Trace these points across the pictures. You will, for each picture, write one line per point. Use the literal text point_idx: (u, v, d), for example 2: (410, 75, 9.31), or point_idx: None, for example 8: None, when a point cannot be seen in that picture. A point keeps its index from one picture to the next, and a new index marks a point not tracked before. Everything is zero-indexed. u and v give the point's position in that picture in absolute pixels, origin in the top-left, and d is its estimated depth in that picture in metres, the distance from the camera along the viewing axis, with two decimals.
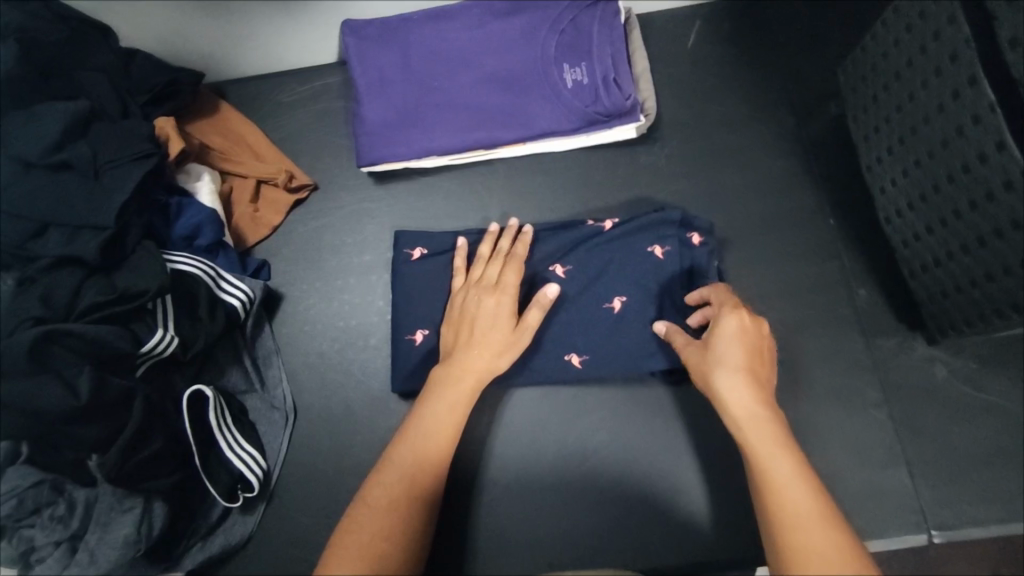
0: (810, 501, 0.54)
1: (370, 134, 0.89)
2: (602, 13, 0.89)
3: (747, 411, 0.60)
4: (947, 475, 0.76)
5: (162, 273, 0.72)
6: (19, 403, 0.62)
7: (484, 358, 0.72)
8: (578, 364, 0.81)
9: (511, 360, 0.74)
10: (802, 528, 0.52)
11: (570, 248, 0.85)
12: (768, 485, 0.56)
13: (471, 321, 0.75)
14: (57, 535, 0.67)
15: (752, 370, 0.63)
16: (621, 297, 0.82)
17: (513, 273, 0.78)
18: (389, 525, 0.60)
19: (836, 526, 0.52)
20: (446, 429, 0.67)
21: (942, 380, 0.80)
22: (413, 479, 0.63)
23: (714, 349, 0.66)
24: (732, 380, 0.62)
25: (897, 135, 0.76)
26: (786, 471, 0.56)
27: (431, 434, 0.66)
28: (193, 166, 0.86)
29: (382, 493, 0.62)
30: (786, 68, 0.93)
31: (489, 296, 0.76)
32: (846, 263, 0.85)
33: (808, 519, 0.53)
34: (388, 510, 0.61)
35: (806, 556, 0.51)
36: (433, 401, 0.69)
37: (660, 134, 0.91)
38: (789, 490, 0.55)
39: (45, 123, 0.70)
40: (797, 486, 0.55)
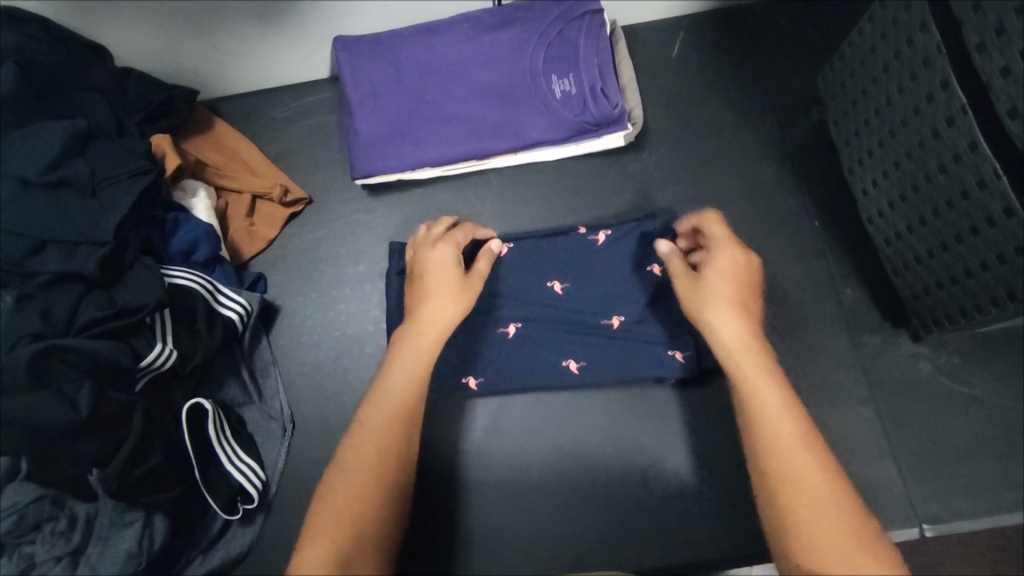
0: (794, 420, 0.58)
1: (364, 147, 0.91)
2: (588, 25, 0.91)
3: (735, 341, 0.64)
4: (934, 469, 0.78)
5: (160, 288, 0.73)
6: (20, 419, 0.63)
7: (444, 316, 0.71)
8: (575, 369, 0.83)
9: (467, 305, 0.74)
10: (787, 449, 0.56)
11: (565, 256, 0.87)
12: (752, 407, 0.59)
13: (425, 288, 0.74)
14: (58, 550, 0.69)
15: (741, 302, 0.66)
16: (619, 315, 0.84)
17: (459, 233, 0.82)
18: (360, 489, 0.60)
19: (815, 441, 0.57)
20: (410, 389, 0.66)
21: (926, 375, 0.81)
22: (386, 439, 0.63)
23: (708, 282, 0.68)
24: (727, 314, 0.65)
25: (876, 138, 0.78)
26: (774, 400, 0.59)
27: (395, 394, 0.66)
28: (189, 182, 0.88)
29: (356, 457, 0.62)
30: (769, 74, 0.95)
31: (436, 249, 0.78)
32: (831, 263, 0.87)
33: (789, 443, 0.56)
34: (360, 477, 0.60)
35: (789, 472, 0.55)
36: (394, 365, 0.68)
37: (648, 142, 0.93)
38: (779, 416, 0.58)
39: (42, 141, 0.71)
40: (781, 410, 0.59)
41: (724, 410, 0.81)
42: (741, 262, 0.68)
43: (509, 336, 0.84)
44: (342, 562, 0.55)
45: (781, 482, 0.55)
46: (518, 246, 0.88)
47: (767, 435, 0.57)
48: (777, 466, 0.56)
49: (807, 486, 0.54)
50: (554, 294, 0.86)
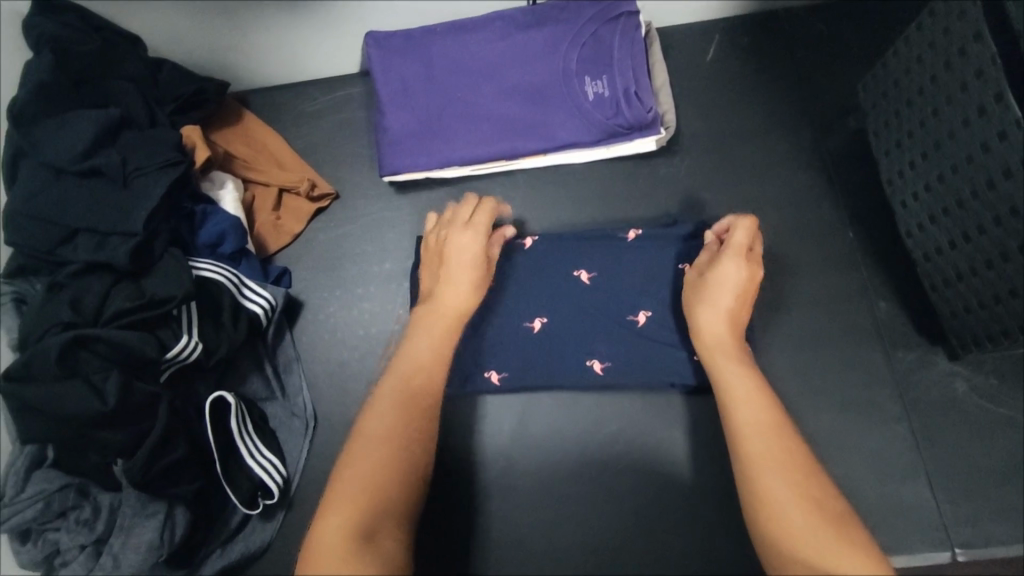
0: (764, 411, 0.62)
1: (393, 144, 0.90)
2: (623, 26, 0.89)
3: (717, 339, 0.70)
4: (970, 491, 0.76)
5: (188, 281, 0.72)
6: (48, 408, 0.64)
7: (461, 296, 0.75)
8: (599, 370, 0.82)
9: (481, 294, 0.77)
10: (753, 435, 0.60)
11: (591, 257, 0.86)
12: (729, 397, 0.64)
13: (449, 273, 0.77)
14: (82, 538, 0.68)
15: (737, 312, 0.72)
16: (647, 312, 0.83)
17: (484, 213, 0.81)
18: (384, 460, 0.59)
19: (786, 428, 0.60)
20: (433, 363, 0.68)
21: (962, 394, 0.79)
22: (405, 408, 0.63)
23: (709, 287, 0.73)
24: (713, 316, 0.71)
25: (919, 150, 0.76)
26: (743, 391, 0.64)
27: (419, 364, 0.68)
28: (217, 174, 0.87)
29: (376, 426, 0.61)
30: (807, 80, 0.93)
31: (463, 233, 0.79)
32: (866, 276, 0.85)
33: (760, 428, 0.60)
34: (377, 453, 0.59)
35: (758, 452, 0.58)
36: (412, 341, 0.70)
37: (680, 147, 0.91)
38: (750, 408, 0.62)
39: (77, 131, 0.72)
40: (755, 400, 0.63)
41: None
42: (748, 270, 0.73)
43: (534, 331, 0.84)
44: (365, 535, 0.54)
45: (756, 463, 0.58)
46: (546, 248, 0.87)
47: (736, 423, 0.61)
48: (751, 449, 0.59)
49: (779, 467, 0.57)
50: (579, 291, 0.85)
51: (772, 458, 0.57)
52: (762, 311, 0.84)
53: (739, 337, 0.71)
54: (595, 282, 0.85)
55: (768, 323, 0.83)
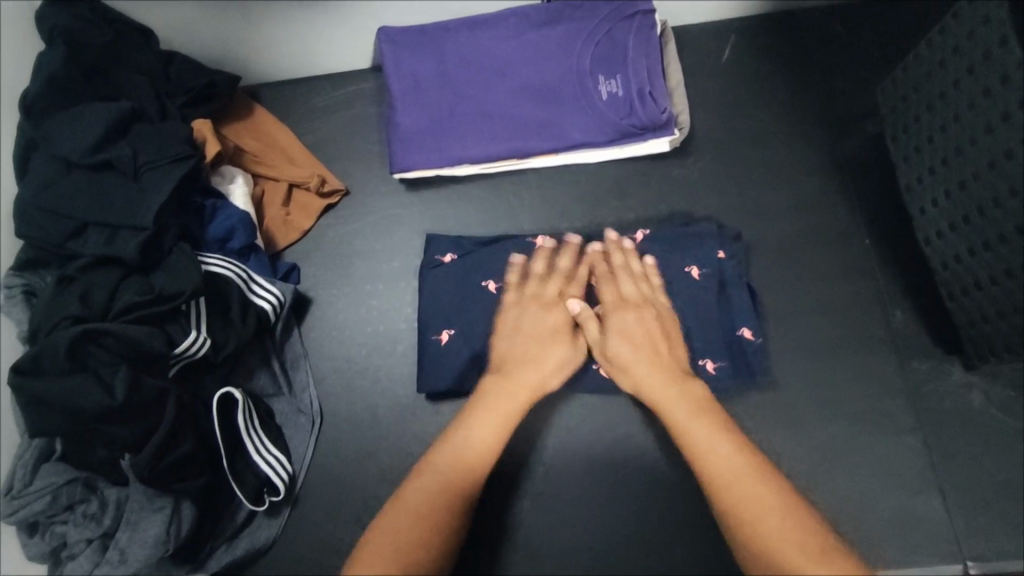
0: (739, 453, 0.60)
1: (404, 141, 0.89)
2: (638, 25, 0.88)
3: (652, 380, 0.69)
4: (983, 504, 0.75)
5: (196, 276, 0.72)
6: (56, 401, 0.64)
7: (540, 376, 0.73)
8: (605, 372, 0.81)
9: (563, 378, 0.74)
10: (736, 479, 0.57)
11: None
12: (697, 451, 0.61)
13: (533, 352, 0.74)
14: (89, 532, 0.68)
15: (648, 329, 0.73)
16: None
17: (574, 288, 0.79)
18: (425, 511, 0.60)
19: (750, 450, 0.60)
20: (491, 447, 0.66)
21: (978, 407, 0.78)
22: (448, 491, 0.62)
23: (605, 307, 0.76)
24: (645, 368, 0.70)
25: (938, 156, 0.75)
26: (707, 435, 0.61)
27: (476, 447, 0.65)
28: (227, 168, 0.87)
29: (413, 499, 0.60)
30: (825, 82, 0.92)
31: (547, 313, 0.76)
32: (880, 283, 0.84)
33: (744, 474, 0.58)
34: (407, 535, 0.57)
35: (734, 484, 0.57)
36: (475, 416, 0.68)
37: (694, 148, 0.90)
38: (718, 449, 0.60)
39: (88, 123, 0.72)
40: (715, 432, 0.62)
41: (764, 430, 0.78)
42: (643, 315, 0.74)
43: None
44: None
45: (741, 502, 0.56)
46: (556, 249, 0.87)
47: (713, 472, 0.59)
48: (726, 490, 0.57)
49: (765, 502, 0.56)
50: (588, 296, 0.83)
51: (751, 486, 0.57)
52: (772, 317, 0.83)
53: (680, 378, 0.68)
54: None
55: (779, 329, 0.82)
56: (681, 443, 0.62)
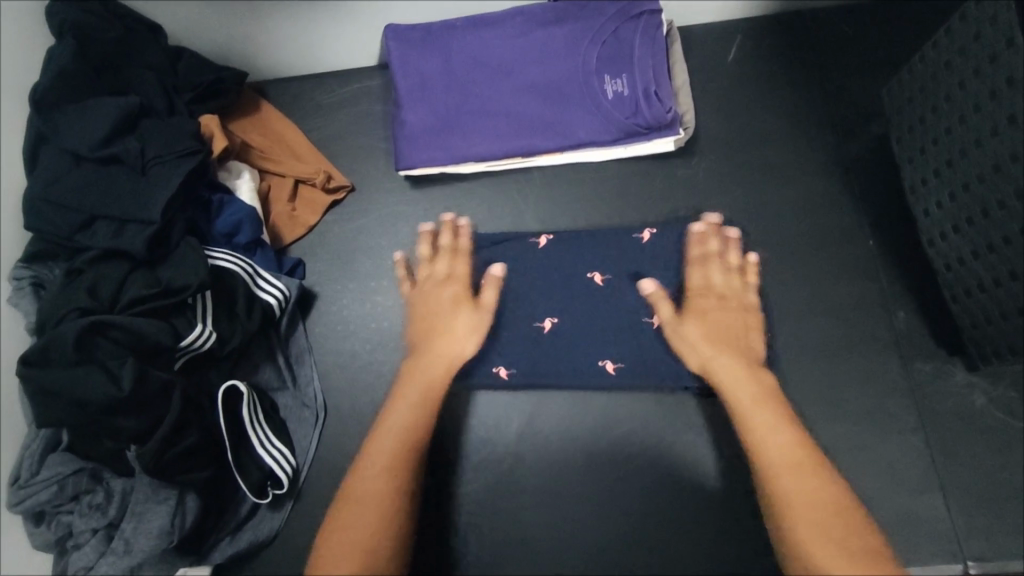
0: (797, 445, 0.65)
1: (410, 138, 0.90)
2: (644, 25, 0.88)
3: (729, 373, 0.73)
4: (984, 505, 0.75)
5: (203, 270, 0.72)
6: (64, 392, 0.64)
7: (453, 347, 0.79)
8: (612, 370, 0.82)
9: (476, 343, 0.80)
10: (786, 470, 0.62)
11: (605, 260, 0.86)
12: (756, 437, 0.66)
13: (444, 329, 0.79)
14: (95, 522, 0.69)
15: (733, 325, 0.77)
16: None
17: (461, 264, 0.84)
18: (382, 489, 0.66)
19: (811, 449, 0.64)
20: (418, 420, 0.73)
21: (981, 408, 0.78)
22: (391, 472, 0.68)
23: (693, 298, 0.79)
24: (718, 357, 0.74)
25: (942, 158, 0.75)
26: (768, 426, 0.67)
27: (402, 424, 0.72)
28: (234, 164, 0.87)
29: (371, 475, 0.67)
30: (830, 82, 0.92)
31: (443, 288, 0.82)
32: (884, 283, 0.84)
33: (793, 463, 0.63)
34: (366, 517, 0.63)
35: (781, 470, 0.62)
36: (402, 396, 0.74)
37: (698, 148, 0.91)
38: (776, 437, 0.65)
39: (97, 118, 0.73)
40: (781, 431, 0.66)
41: None
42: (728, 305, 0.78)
43: (544, 331, 0.84)
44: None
45: (780, 487, 0.61)
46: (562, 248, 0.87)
47: (766, 458, 0.64)
48: (775, 476, 0.62)
49: (806, 490, 0.60)
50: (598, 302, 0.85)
51: (802, 483, 0.61)
52: (776, 317, 0.83)
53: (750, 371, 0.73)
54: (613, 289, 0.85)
55: (783, 329, 0.83)
56: (742, 426, 0.68)
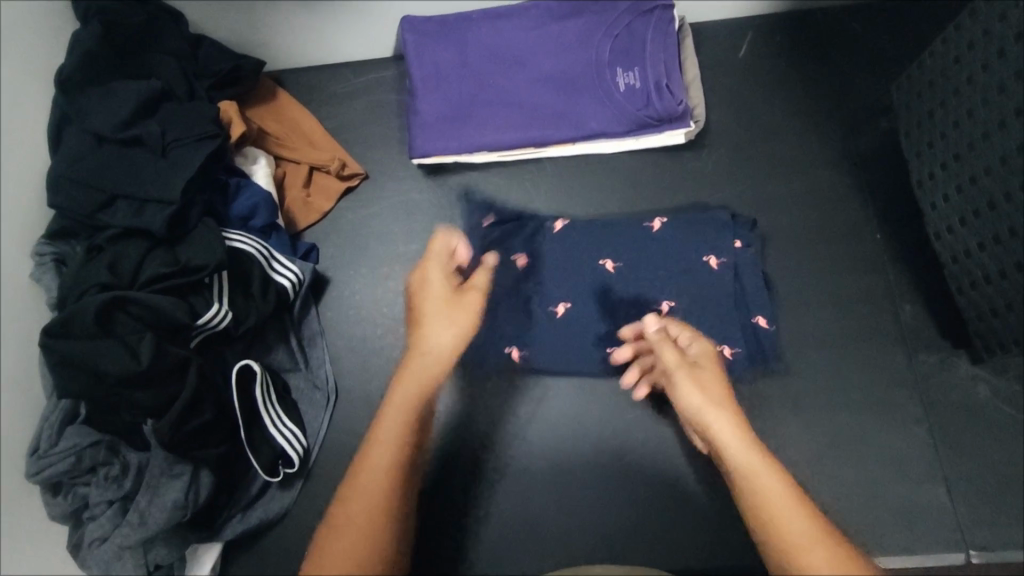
0: (808, 517, 0.53)
1: (424, 127, 0.91)
2: (657, 19, 0.90)
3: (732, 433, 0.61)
4: (987, 495, 0.76)
5: (221, 250, 0.74)
6: (85, 364, 0.66)
7: (442, 341, 0.70)
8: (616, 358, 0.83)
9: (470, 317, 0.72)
10: (808, 547, 0.51)
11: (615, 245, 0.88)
12: (767, 513, 0.54)
13: (424, 316, 0.72)
14: (110, 494, 0.70)
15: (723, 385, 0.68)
16: (669, 303, 0.84)
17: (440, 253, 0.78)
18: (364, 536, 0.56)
19: (821, 521, 0.53)
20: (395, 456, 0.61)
21: (984, 400, 0.79)
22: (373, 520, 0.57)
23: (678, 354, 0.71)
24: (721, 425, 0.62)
25: (951, 151, 0.76)
26: (777, 494, 0.55)
27: (380, 464, 0.60)
28: (251, 149, 0.89)
29: (382, 461, 0.60)
30: (839, 80, 0.93)
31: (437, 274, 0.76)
32: (891, 277, 0.85)
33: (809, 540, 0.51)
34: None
35: (802, 552, 0.51)
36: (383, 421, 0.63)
37: (707, 142, 0.92)
38: (785, 510, 0.54)
39: (120, 101, 0.75)
40: (791, 503, 0.54)
41: (772, 418, 0.79)
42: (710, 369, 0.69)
43: (557, 316, 0.85)
44: None
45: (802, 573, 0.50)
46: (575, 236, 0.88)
47: (784, 534, 0.52)
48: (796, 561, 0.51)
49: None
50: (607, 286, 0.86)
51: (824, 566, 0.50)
52: (782, 308, 0.84)
53: (751, 436, 0.61)
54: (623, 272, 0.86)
55: (790, 319, 0.83)
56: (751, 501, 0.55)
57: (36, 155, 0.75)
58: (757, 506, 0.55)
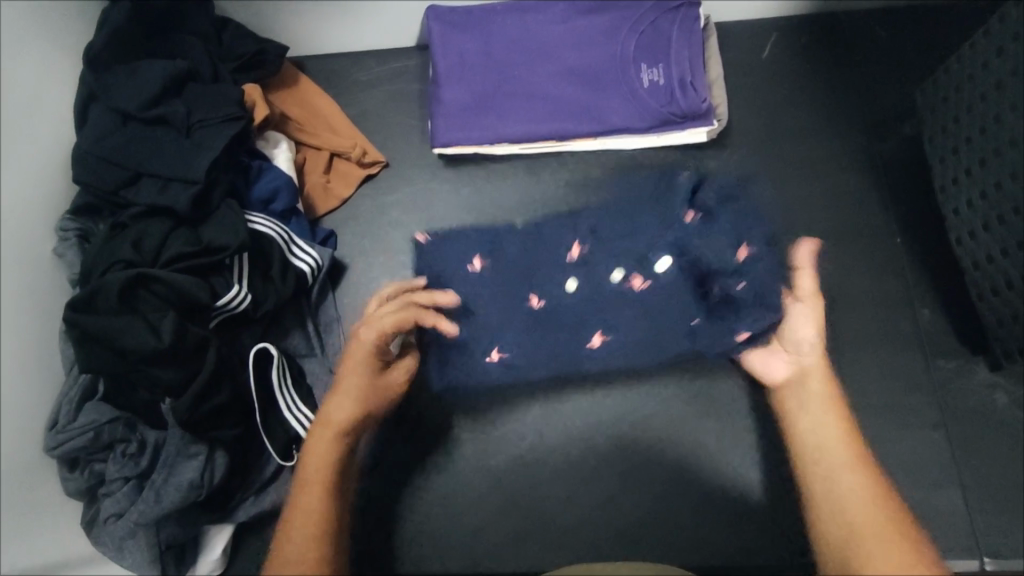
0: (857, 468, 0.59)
1: (446, 116, 0.91)
2: (683, 17, 0.90)
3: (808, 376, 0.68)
4: (1003, 503, 0.76)
5: (242, 232, 0.74)
6: (105, 339, 0.66)
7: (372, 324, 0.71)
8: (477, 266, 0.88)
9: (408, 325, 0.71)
10: (847, 499, 0.57)
11: (616, 233, 0.87)
12: (818, 448, 0.61)
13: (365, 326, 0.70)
14: (127, 471, 0.71)
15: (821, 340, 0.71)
16: (579, 247, 0.88)
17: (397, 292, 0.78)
18: (316, 496, 0.61)
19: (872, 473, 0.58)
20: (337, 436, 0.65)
21: (1002, 407, 0.79)
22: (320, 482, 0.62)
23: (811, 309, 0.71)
24: (813, 401, 0.65)
25: (976, 156, 0.76)
26: (829, 437, 0.61)
27: (320, 444, 0.64)
28: (272, 133, 0.88)
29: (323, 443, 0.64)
30: (863, 83, 0.93)
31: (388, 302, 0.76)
32: (910, 282, 0.85)
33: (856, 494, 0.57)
34: (301, 532, 0.58)
35: (845, 495, 0.57)
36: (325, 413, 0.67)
37: (730, 141, 0.92)
38: (830, 454, 0.60)
39: (147, 80, 0.75)
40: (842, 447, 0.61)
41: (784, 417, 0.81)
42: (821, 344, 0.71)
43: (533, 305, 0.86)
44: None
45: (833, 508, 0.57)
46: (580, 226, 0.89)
47: (833, 472, 0.59)
48: (831, 492, 0.58)
49: (859, 518, 0.55)
50: (615, 280, 0.86)
51: (866, 517, 0.55)
52: None
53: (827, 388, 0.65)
54: (623, 266, 0.86)
55: None
56: (810, 444, 0.62)
57: (62, 130, 0.75)
58: (812, 447, 0.61)
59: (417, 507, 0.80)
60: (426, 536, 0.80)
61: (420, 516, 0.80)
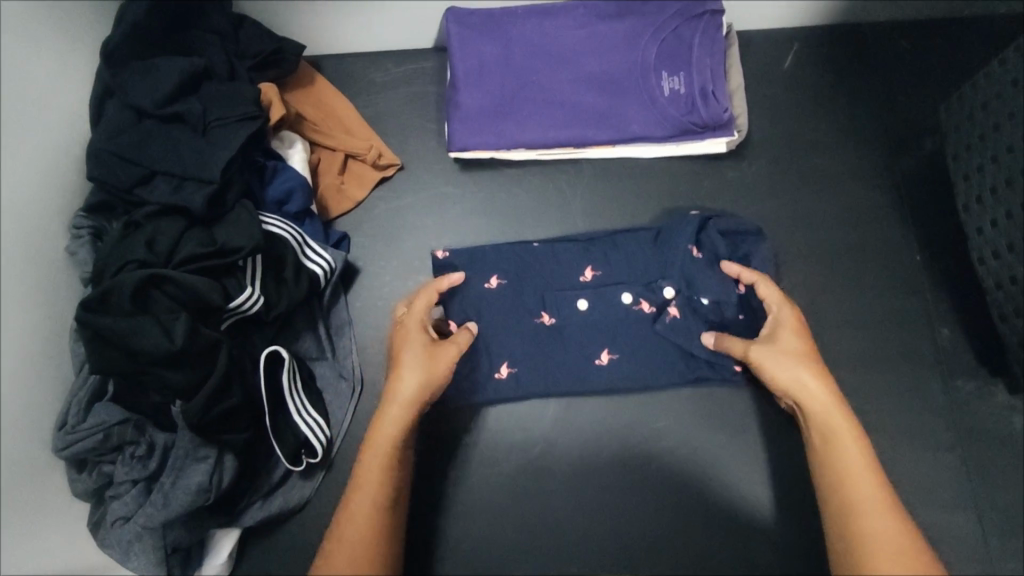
0: (882, 506, 0.60)
1: (464, 120, 0.89)
2: (705, 25, 0.89)
3: (825, 409, 0.66)
4: (1016, 526, 0.75)
5: (256, 234, 0.73)
6: (116, 340, 0.64)
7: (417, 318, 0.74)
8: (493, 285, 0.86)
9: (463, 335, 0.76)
10: (872, 536, 0.58)
11: (627, 258, 0.86)
12: (846, 485, 0.62)
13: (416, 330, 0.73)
14: (135, 474, 0.70)
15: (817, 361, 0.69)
16: (592, 270, 0.86)
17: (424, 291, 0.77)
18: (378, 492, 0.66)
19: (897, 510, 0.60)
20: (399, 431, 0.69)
21: (1019, 429, 0.78)
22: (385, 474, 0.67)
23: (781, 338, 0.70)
24: (841, 435, 0.64)
25: (1003, 175, 0.75)
26: (858, 470, 0.62)
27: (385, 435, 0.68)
28: (288, 133, 0.87)
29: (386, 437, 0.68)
30: (884, 98, 0.92)
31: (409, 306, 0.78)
32: (928, 300, 0.84)
33: (883, 527, 0.59)
34: (364, 522, 0.65)
35: (871, 533, 0.59)
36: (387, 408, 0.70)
37: (748, 152, 0.91)
38: (858, 487, 0.61)
39: (163, 77, 0.74)
40: (868, 480, 0.62)
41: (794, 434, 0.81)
42: (820, 376, 0.67)
43: (545, 325, 0.84)
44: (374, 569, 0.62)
45: (862, 547, 0.58)
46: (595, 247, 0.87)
47: (859, 510, 0.60)
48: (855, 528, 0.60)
49: (884, 555, 0.57)
50: (624, 302, 0.84)
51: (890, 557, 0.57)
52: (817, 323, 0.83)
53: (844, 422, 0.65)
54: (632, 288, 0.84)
55: (824, 337, 0.82)
56: (836, 483, 0.62)
57: (76, 125, 0.74)
58: (838, 483, 0.62)
59: (423, 516, 0.80)
60: (433, 544, 0.79)
61: (428, 524, 0.79)
